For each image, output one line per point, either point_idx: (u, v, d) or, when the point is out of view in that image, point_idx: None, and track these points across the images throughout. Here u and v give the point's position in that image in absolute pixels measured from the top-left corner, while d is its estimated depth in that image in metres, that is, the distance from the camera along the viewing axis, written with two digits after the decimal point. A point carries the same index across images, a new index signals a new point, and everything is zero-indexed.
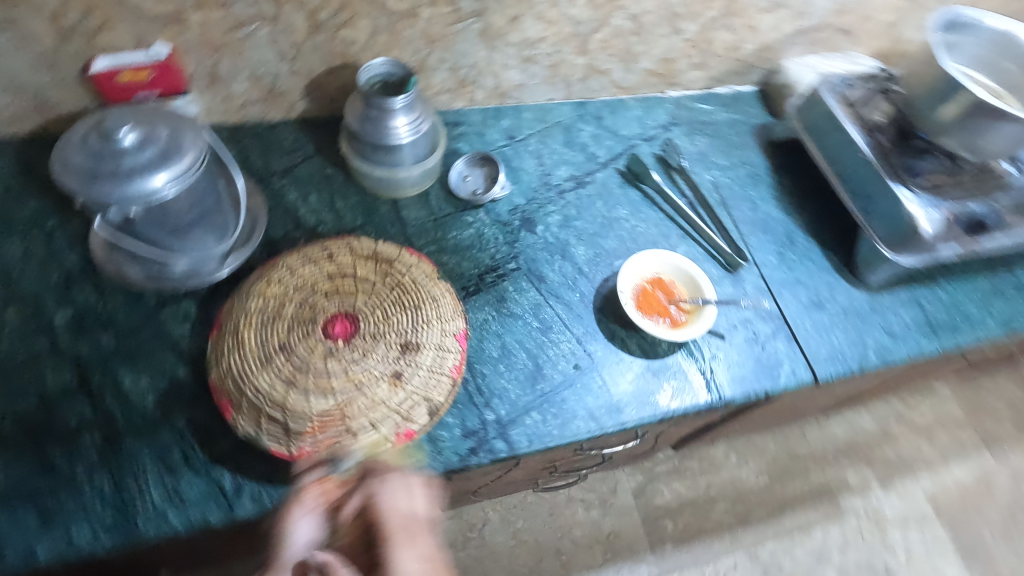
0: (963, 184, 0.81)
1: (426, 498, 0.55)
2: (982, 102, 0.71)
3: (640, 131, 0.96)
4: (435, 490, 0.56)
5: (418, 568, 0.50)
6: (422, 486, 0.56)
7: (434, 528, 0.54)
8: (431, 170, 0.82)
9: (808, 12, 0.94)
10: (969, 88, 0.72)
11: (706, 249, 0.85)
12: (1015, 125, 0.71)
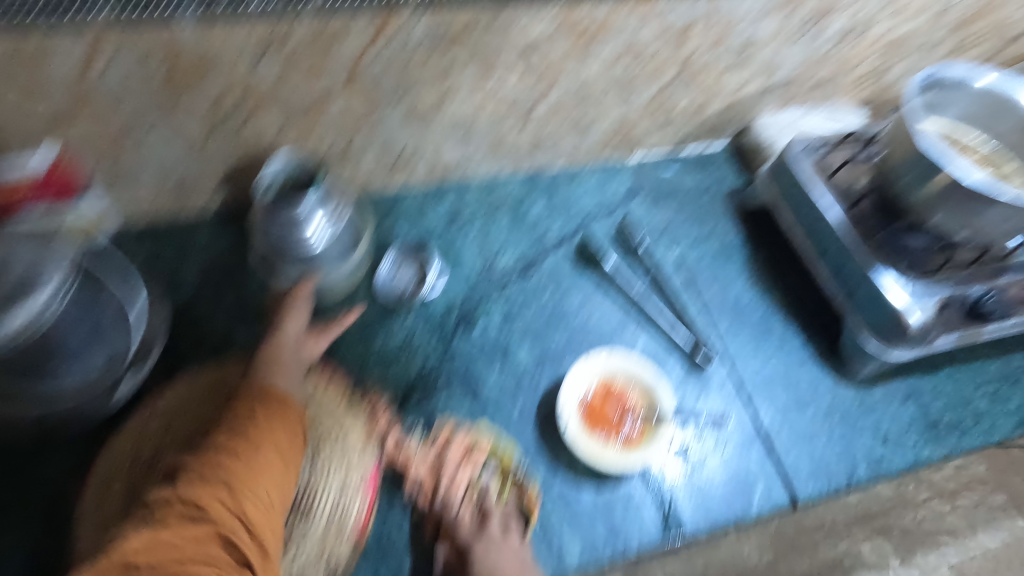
0: (959, 265, 0.71)
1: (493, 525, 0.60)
2: (966, 186, 0.62)
3: (599, 203, 0.88)
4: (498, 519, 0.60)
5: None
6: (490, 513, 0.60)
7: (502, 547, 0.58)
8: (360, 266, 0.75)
9: (778, 68, 0.85)
10: (949, 167, 0.64)
11: (669, 342, 0.75)
12: (1006, 208, 0.62)
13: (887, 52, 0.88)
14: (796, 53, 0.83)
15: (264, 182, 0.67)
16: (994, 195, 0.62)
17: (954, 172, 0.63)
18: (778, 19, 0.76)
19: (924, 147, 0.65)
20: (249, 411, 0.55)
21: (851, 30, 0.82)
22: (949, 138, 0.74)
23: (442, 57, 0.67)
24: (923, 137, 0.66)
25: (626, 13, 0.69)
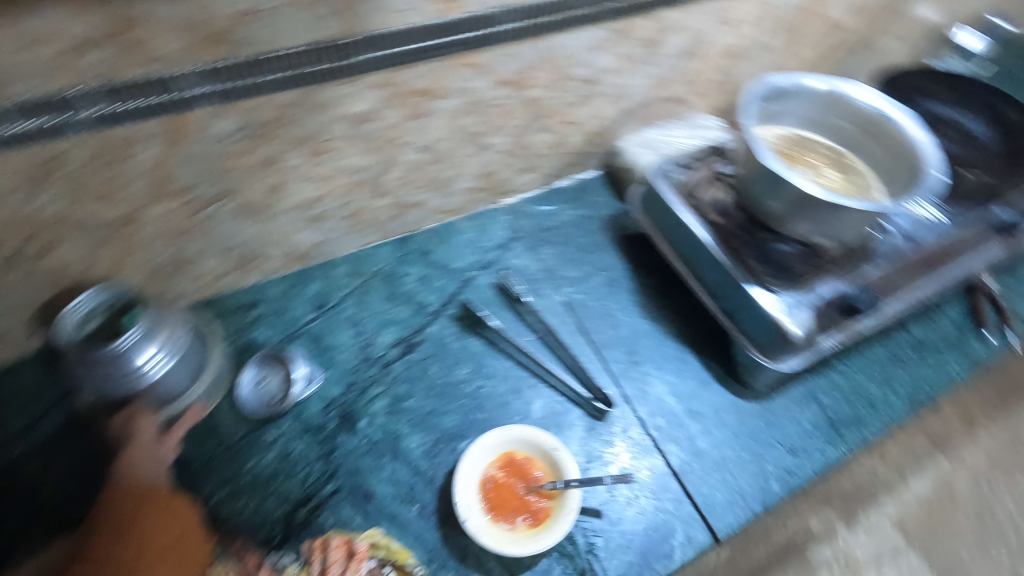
0: (828, 266, 0.72)
1: None
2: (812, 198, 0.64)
3: (476, 258, 0.84)
4: None
5: None
6: None
7: None
8: (221, 375, 0.69)
9: (627, 93, 0.85)
10: (793, 180, 0.65)
11: (567, 395, 0.72)
12: (852, 212, 0.65)
13: (725, 60, 0.90)
14: (641, 76, 0.83)
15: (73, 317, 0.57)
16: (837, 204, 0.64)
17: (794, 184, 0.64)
18: (613, 50, 0.76)
19: (767, 164, 0.66)
20: (122, 524, 0.53)
21: (689, 46, 0.83)
22: (796, 142, 0.75)
23: (261, 148, 0.61)
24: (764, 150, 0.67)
25: (455, 68, 0.65)
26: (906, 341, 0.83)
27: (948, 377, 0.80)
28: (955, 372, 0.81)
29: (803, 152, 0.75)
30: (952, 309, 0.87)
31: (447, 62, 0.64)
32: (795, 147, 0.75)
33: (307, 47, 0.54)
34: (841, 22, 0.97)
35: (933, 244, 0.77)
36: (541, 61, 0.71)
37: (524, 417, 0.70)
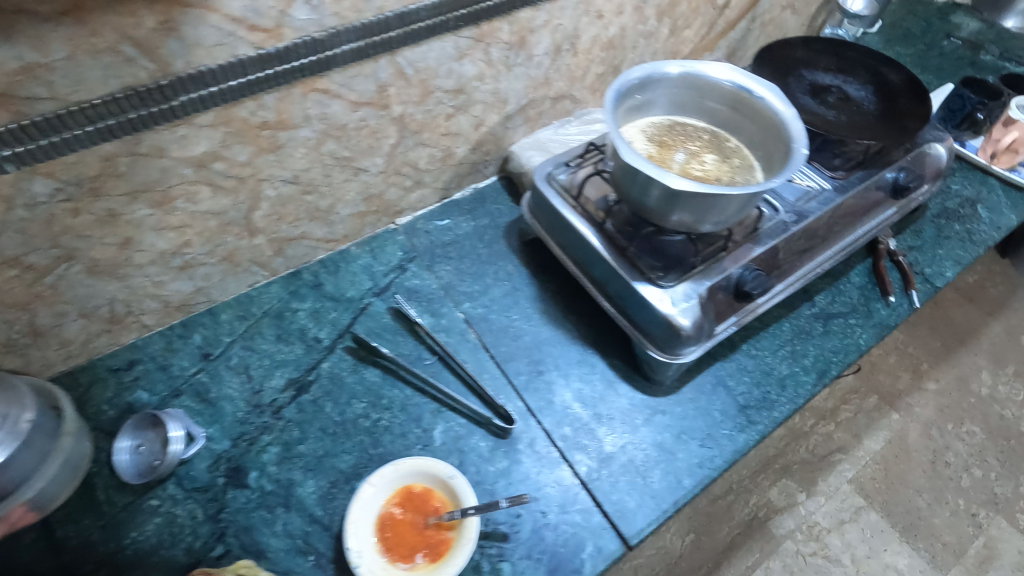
0: (714, 252, 0.71)
1: None
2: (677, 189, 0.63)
3: (370, 284, 0.82)
4: None
5: None
6: None
7: None
8: (79, 458, 0.63)
9: (506, 97, 0.83)
10: (656, 174, 0.64)
11: (469, 417, 0.71)
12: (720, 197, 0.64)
13: (604, 52, 0.89)
14: (516, 78, 0.81)
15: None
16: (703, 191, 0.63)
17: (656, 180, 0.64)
18: (477, 57, 0.74)
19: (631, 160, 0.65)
20: None
21: (560, 44, 0.82)
22: (670, 128, 0.75)
23: (95, 204, 0.58)
24: (626, 147, 0.66)
25: (299, 95, 0.63)
26: (812, 313, 0.83)
27: (856, 346, 0.80)
28: (864, 339, 0.81)
29: (678, 138, 0.75)
30: (856, 275, 0.87)
31: (288, 90, 0.62)
32: (668, 134, 0.75)
33: (115, 95, 0.51)
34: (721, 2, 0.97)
35: (821, 215, 0.77)
36: (399, 77, 0.69)
37: (425, 445, 0.68)
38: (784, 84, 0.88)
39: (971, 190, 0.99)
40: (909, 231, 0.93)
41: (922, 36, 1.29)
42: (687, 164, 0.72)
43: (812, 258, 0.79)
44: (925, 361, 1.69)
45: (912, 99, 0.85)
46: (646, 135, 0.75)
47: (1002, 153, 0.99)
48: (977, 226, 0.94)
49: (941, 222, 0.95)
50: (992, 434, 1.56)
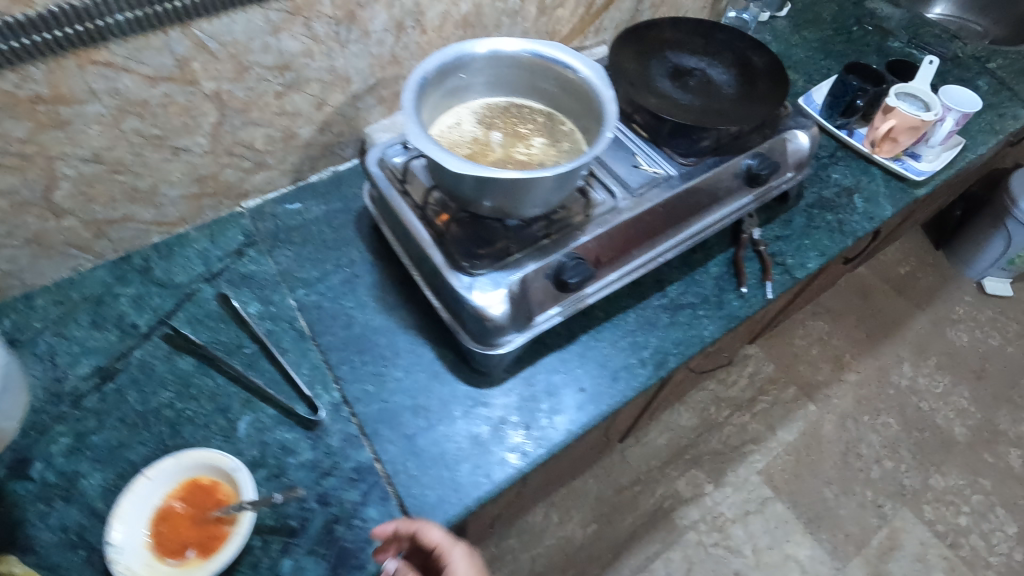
0: (532, 240, 0.69)
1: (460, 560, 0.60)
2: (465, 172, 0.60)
3: (203, 269, 0.80)
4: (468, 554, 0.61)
5: None
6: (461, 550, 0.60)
7: None
8: None
9: (346, 76, 0.80)
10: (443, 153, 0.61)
11: (279, 409, 0.69)
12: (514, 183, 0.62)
13: (460, 31, 0.85)
14: (354, 56, 0.78)
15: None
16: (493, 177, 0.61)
17: (448, 162, 0.61)
18: (297, 31, 0.71)
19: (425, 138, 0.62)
20: None
21: (401, 20, 0.78)
22: (503, 111, 0.73)
23: None
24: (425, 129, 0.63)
25: (75, 68, 0.60)
26: (660, 304, 0.81)
27: (699, 337, 0.78)
28: (709, 330, 0.79)
29: (510, 120, 0.72)
30: (714, 265, 0.85)
31: (58, 62, 0.58)
32: (501, 117, 0.73)
33: None
34: None
35: (659, 204, 0.75)
36: (200, 50, 0.66)
37: (226, 437, 0.66)
38: (645, 64, 0.84)
39: (850, 179, 0.97)
40: (778, 220, 0.91)
41: (832, 21, 1.26)
42: (512, 147, 0.70)
43: (652, 247, 0.77)
44: (849, 352, 1.67)
45: (773, 84, 0.82)
46: (476, 118, 0.72)
47: (883, 141, 0.96)
48: (849, 217, 0.92)
49: (814, 212, 0.92)
50: (906, 426, 1.56)
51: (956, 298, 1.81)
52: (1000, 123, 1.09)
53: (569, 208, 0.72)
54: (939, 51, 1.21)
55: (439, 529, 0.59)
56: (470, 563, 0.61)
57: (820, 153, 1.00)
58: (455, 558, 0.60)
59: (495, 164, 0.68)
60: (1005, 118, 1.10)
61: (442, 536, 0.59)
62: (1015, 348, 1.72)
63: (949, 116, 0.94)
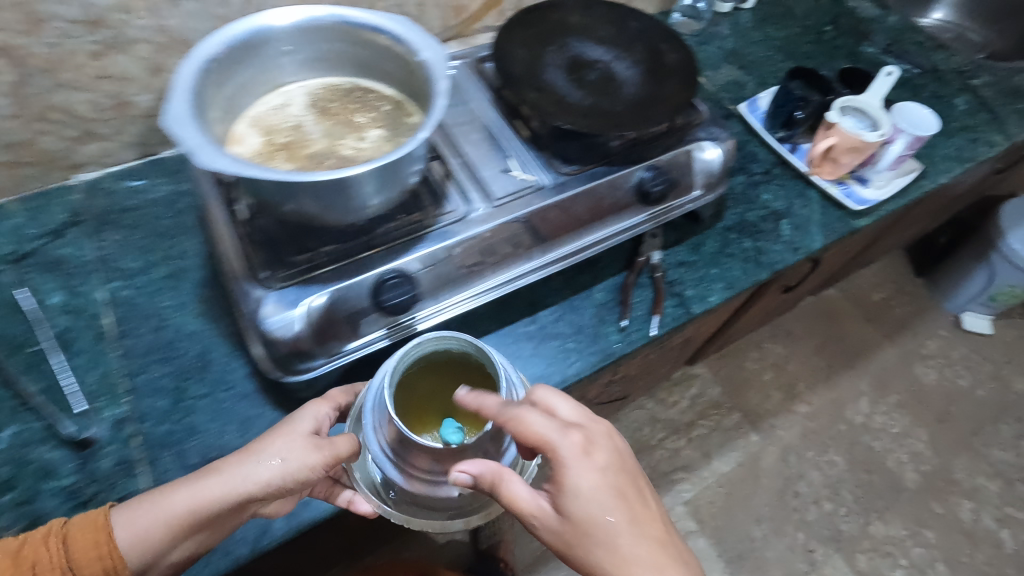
0: (353, 250, 0.58)
1: (577, 474, 0.50)
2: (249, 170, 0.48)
3: (11, 248, 0.70)
4: (596, 460, 0.51)
5: (531, 504, 0.51)
6: (574, 461, 0.50)
7: (567, 511, 0.50)
8: None
9: (187, 39, 0.69)
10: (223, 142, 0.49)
11: (49, 422, 0.59)
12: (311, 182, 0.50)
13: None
14: (190, 16, 0.67)
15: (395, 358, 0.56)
16: (287, 178, 0.49)
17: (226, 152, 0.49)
18: None
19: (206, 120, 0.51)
20: None
21: None
22: (345, 94, 0.62)
23: None
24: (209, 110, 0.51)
25: None
26: (524, 331, 0.70)
27: (561, 375, 0.68)
28: (576, 367, 0.68)
29: (348, 105, 0.62)
30: (599, 291, 0.74)
31: None
32: (338, 100, 0.62)
33: None
34: None
35: (522, 217, 0.64)
36: None
37: None
38: (538, 51, 0.72)
39: (780, 201, 0.86)
40: (685, 242, 0.79)
41: (803, 17, 1.12)
42: (341, 138, 0.59)
43: (513, 267, 0.66)
44: (804, 380, 1.56)
45: (681, 86, 0.70)
46: (308, 100, 0.61)
47: (822, 161, 0.85)
48: (769, 244, 0.81)
49: (730, 236, 0.81)
50: (853, 467, 1.45)
51: (930, 331, 1.68)
52: (969, 148, 0.96)
53: (407, 217, 0.61)
54: (917, 61, 1.08)
55: (537, 426, 0.51)
56: (587, 468, 0.50)
57: (753, 168, 0.88)
58: (564, 459, 0.50)
59: (315, 157, 0.57)
60: (977, 144, 0.97)
61: (537, 430, 0.50)
62: (986, 391, 1.60)
63: (899, 138, 0.82)
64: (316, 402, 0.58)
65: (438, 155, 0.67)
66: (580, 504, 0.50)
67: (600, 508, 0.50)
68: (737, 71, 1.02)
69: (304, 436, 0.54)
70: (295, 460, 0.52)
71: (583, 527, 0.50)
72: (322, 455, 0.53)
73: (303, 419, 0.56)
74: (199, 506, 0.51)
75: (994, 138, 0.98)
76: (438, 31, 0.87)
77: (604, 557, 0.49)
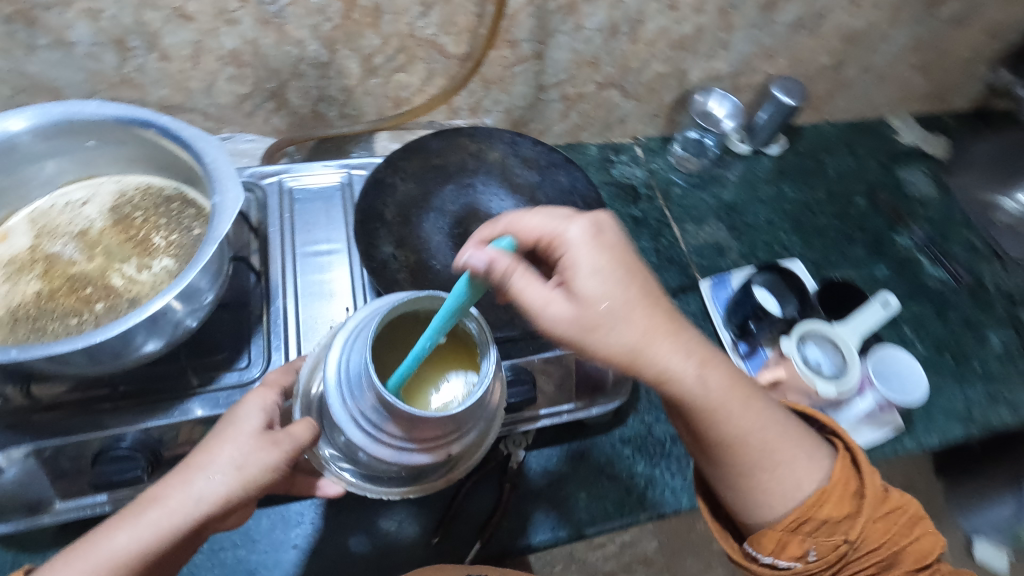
0: (92, 405, 0.49)
1: (590, 248, 0.44)
2: None
3: None
4: (604, 235, 0.45)
5: (552, 305, 0.43)
6: (583, 236, 0.44)
7: (586, 302, 0.43)
8: None
9: (53, 87, 0.62)
10: None
11: None
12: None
13: (232, 69, 0.65)
14: (53, 65, 0.59)
15: (366, 318, 0.47)
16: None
17: None
18: None
19: None
20: None
21: (120, 37, 0.59)
22: (159, 202, 0.53)
23: None
24: None
25: None
26: (316, 513, 0.59)
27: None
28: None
29: (154, 217, 0.52)
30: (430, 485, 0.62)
31: None
32: (147, 209, 0.52)
33: None
34: (453, 51, 0.69)
35: None
36: None
37: None
38: (430, 189, 0.60)
39: None
40: (560, 446, 0.65)
41: (834, 180, 0.95)
42: (121, 261, 0.50)
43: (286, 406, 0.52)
44: None
45: None
46: (114, 201, 0.52)
47: None
48: (664, 476, 0.66)
49: (622, 450, 0.66)
50: None
51: None
52: (984, 407, 0.76)
53: (175, 376, 0.51)
54: (958, 270, 0.88)
55: (536, 217, 0.46)
56: (598, 247, 0.44)
57: None
58: (571, 239, 0.44)
59: (75, 281, 0.48)
60: (996, 402, 0.76)
61: (541, 219, 0.46)
62: None
63: (868, 393, 0.66)
64: (256, 392, 0.45)
65: (264, 291, 0.57)
66: (597, 289, 0.43)
67: (619, 285, 0.43)
68: (724, 233, 0.86)
69: (254, 434, 0.41)
70: (250, 469, 0.40)
71: (599, 308, 0.43)
72: (283, 452, 0.41)
73: (249, 414, 0.42)
74: (147, 545, 0.37)
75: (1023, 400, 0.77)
76: (371, 117, 0.76)
77: (631, 330, 0.43)
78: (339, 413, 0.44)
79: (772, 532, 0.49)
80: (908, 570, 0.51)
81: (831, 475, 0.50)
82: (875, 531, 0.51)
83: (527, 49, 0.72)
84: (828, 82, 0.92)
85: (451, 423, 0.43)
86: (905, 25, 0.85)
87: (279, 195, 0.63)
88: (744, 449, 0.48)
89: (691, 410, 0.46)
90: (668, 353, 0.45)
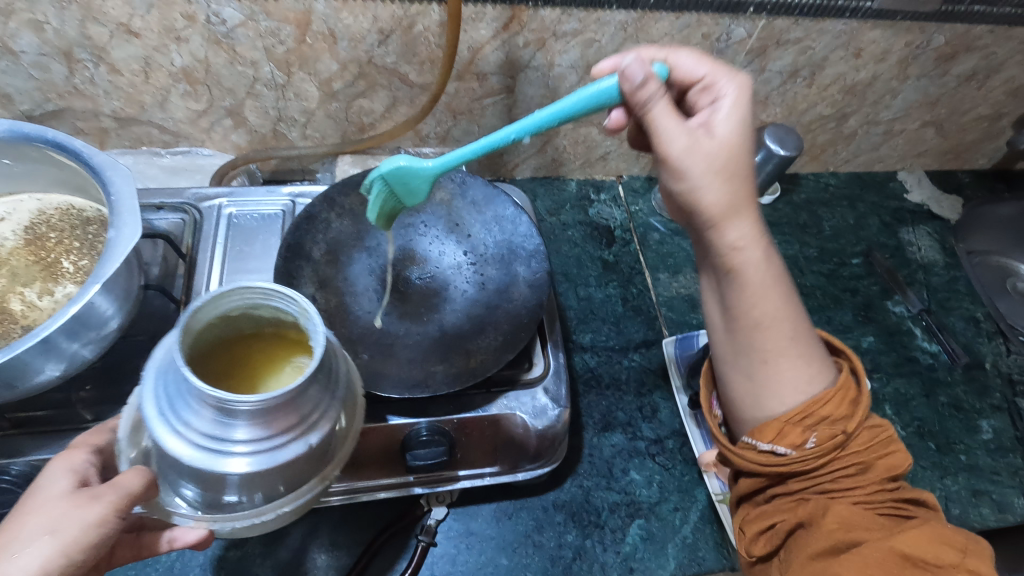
0: None
1: (741, 104, 0.45)
2: None
3: None
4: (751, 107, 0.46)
5: (688, 134, 0.43)
6: (737, 94, 0.46)
7: (725, 146, 0.44)
8: None
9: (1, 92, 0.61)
10: None
11: None
12: None
13: (185, 86, 0.63)
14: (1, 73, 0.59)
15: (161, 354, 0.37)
16: None
17: None
18: None
19: None
20: None
21: (67, 49, 0.58)
22: (77, 224, 0.51)
23: None
24: None
25: None
26: (216, 557, 0.56)
27: None
28: None
29: (68, 239, 0.50)
30: (339, 540, 0.58)
31: None
32: (63, 230, 0.51)
33: None
34: (417, 80, 0.67)
35: None
36: None
37: None
38: (366, 228, 0.58)
39: (651, 491, 0.65)
40: (488, 505, 0.62)
41: (828, 236, 0.89)
42: (23, 284, 0.48)
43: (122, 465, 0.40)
44: None
45: (505, 342, 0.52)
46: (31, 220, 0.51)
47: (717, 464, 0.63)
48: (595, 550, 0.61)
49: (553, 515, 0.62)
50: None
51: None
52: (964, 504, 0.69)
53: (72, 409, 0.49)
54: (956, 346, 0.81)
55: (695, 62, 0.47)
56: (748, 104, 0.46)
57: (641, 431, 0.68)
58: (729, 89, 0.46)
59: None
60: (978, 500, 0.70)
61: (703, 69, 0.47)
62: None
63: None
64: (61, 457, 0.39)
65: None
66: (737, 137, 0.44)
67: (750, 143, 0.45)
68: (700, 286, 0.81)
69: (64, 495, 0.36)
70: (68, 531, 0.34)
71: (730, 151, 0.44)
72: (109, 503, 0.35)
73: (53, 479, 0.37)
74: None
75: (1010, 500, 0.70)
76: (333, 141, 0.73)
77: (742, 183, 0.44)
78: (172, 446, 0.34)
79: (774, 421, 0.45)
80: (881, 481, 0.44)
81: (835, 381, 0.46)
82: (862, 435, 0.45)
83: (495, 82, 0.69)
84: (829, 133, 0.86)
85: (303, 407, 0.35)
86: (915, 80, 0.79)
87: (216, 220, 0.61)
88: (774, 331, 0.46)
89: (748, 282, 0.46)
90: (754, 207, 0.45)
